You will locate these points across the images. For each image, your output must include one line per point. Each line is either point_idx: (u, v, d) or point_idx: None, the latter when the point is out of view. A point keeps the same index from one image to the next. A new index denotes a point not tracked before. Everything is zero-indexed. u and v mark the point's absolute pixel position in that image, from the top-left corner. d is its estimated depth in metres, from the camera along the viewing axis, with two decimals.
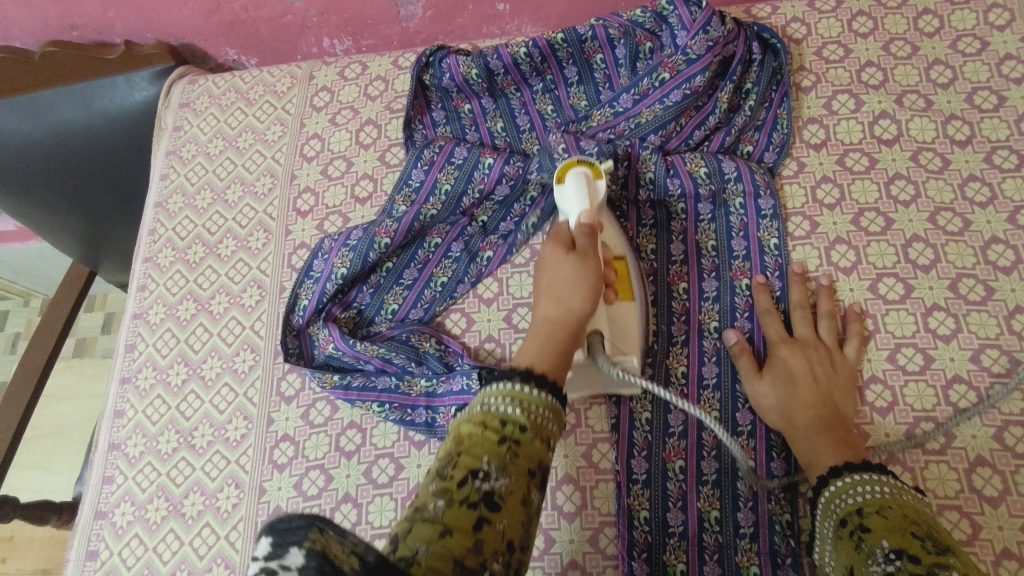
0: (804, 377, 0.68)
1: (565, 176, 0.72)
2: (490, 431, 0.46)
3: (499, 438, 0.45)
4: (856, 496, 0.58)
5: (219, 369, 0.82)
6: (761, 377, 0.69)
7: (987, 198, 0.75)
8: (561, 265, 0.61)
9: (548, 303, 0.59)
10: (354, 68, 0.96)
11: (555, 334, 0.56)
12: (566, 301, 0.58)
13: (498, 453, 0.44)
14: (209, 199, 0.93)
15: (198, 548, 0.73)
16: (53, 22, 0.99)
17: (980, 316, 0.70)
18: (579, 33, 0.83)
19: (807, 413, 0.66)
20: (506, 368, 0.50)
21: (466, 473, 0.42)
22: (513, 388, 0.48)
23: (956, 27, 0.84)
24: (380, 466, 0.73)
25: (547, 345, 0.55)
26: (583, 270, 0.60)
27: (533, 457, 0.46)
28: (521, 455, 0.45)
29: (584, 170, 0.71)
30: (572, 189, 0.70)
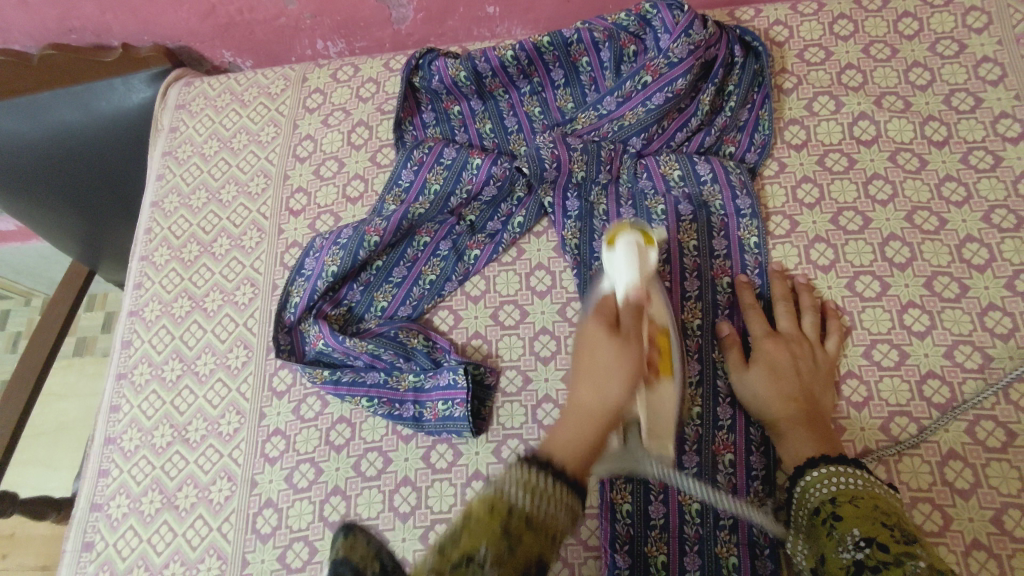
0: (788, 371, 0.69)
1: (615, 240, 0.64)
2: (495, 518, 0.41)
3: (502, 528, 0.41)
4: (828, 486, 0.58)
5: (213, 365, 0.84)
6: (747, 369, 0.71)
7: (963, 197, 0.77)
8: (601, 349, 0.53)
9: (583, 386, 0.52)
10: (346, 71, 0.98)
11: (586, 426, 0.50)
12: (604, 389, 0.51)
13: (496, 538, 0.41)
14: (203, 199, 0.95)
15: (191, 539, 0.75)
16: (53, 25, 1.02)
17: (954, 313, 0.72)
18: (565, 37, 0.85)
19: (789, 408, 0.67)
20: (522, 454, 0.46)
21: (461, 557, 0.40)
22: (526, 474, 0.44)
23: (935, 30, 0.86)
24: (369, 459, 0.75)
25: (578, 440, 0.49)
26: (624, 349, 0.53)
27: (533, 556, 0.42)
28: (523, 543, 0.41)
29: (635, 236, 0.64)
30: (624, 261, 0.62)
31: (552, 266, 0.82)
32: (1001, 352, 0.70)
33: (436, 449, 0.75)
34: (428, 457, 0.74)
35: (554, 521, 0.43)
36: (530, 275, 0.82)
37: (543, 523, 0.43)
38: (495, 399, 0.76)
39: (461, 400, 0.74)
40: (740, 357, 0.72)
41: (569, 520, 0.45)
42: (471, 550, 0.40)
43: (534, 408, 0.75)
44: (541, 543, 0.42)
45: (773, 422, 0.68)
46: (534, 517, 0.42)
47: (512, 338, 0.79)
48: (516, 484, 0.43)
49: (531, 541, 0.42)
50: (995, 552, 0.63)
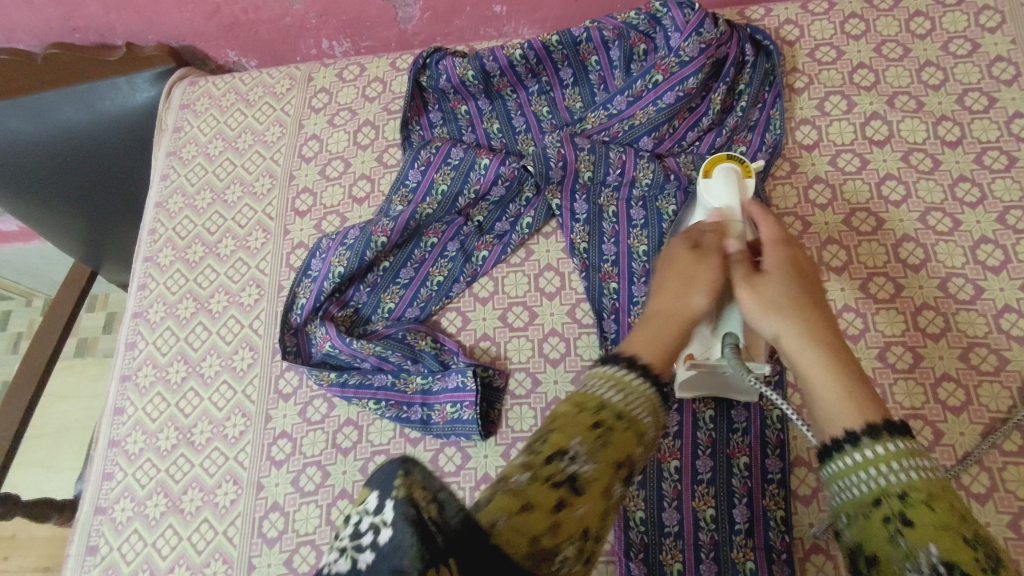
0: (809, 307, 0.54)
1: (712, 169, 0.71)
2: (585, 413, 0.44)
3: (594, 421, 0.43)
4: (884, 471, 0.43)
5: (218, 367, 0.83)
6: (764, 282, 0.56)
7: (976, 198, 0.76)
8: (677, 262, 0.59)
9: (664, 293, 0.57)
10: (352, 70, 0.97)
11: (660, 322, 0.54)
12: (681, 295, 0.56)
13: (591, 435, 0.42)
14: (208, 200, 0.94)
15: (197, 543, 0.74)
16: (56, 24, 1.01)
17: (969, 315, 0.71)
18: (574, 35, 0.84)
19: (819, 339, 0.51)
20: (611, 354, 0.50)
21: (553, 450, 0.41)
22: (614, 373, 0.47)
23: (947, 29, 0.85)
24: (376, 462, 0.74)
25: (653, 337, 0.52)
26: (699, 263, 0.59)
27: (621, 452, 0.42)
28: (616, 441, 0.43)
29: (733, 165, 0.70)
30: (722, 185, 0.68)
31: (561, 267, 0.81)
32: (1017, 355, 0.69)
33: (445, 452, 0.74)
34: (436, 460, 0.74)
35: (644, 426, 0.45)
36: (539, 276, 0.81)
37: (630, 418, 0.44)
38: (504, 402, 0.75)
39: (470, 402, 0.73)
40: (744, 274, 0.57)
41: (657, 425, 0.46)
42: (563, 443, 0.41)
43: (544, 411, 0.74)
44: (634, 446, 0.43)
45: (780, 333, 0.53)
46: (626, 412, 0.44)
47: (520, 340, 0.78)
48: (602, 382, 0.47)
49: (627, 441, 0.43)
50: (1014, 558, 0.62)
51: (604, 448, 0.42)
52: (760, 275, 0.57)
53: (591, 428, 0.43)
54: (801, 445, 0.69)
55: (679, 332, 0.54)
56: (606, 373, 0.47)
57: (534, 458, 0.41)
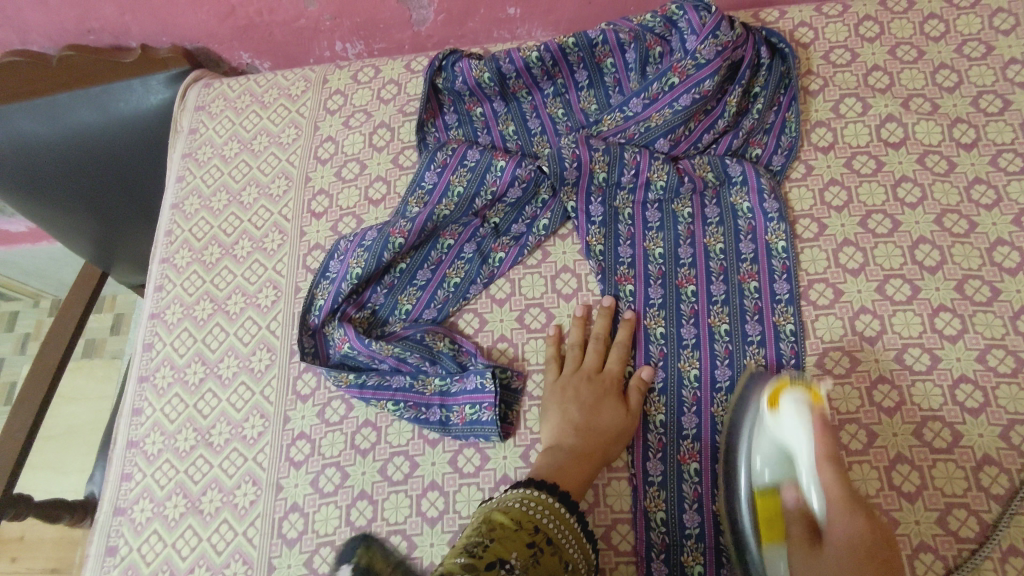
0: (861, 516, 0.55)
1: (778, 398, 0.64)
2: (523, 530, 0.56)
3: (529, 540, 0.56)
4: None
5: (236, 368, 0.83)
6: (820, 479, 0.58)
7: (992, 200, 0.76)
8: (578, 392, 0.72)
9: (562, 420, 0.70)
10: (366, 72, 0.97)
11: (582, 448, 0.68)
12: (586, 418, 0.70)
13: (525, 553, 0.54)
14: (224, 201, 0.94)
15: (217, 544, 0.75)
16: (71, 26, 1.01)
17: (986, 316, 0.71)
18: (590, 37, 0.85)
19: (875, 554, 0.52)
20: (524, 480, 0.63)
21: (494, 557, 0.52)
22: (539, 496, 0.61)
23: (962, 31, 0.85)
24: (395, 463, 0.75)
25: (574, 457, 0.67)
26: (597, 395, 0.72)
27: (551, 567, 0.56)
28: (544, 561, 0.56)
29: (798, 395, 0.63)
30: (795, 425, 0.62)
31: (578, 269, 0.81)
32: None
33: (463, 453, 0.74)
34: (455, 461, 0.74)
35: (569, 554, 0.58)
36: (556, 278, 0.81)
37: (556, 545, 0.58)
38: (522, 403, 0.76)
39: (489, 404, 0.73)
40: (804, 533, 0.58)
41: (579, 550, 0.60)
42: (504, 554, 0.53)
43: None
44: (559, 567, 0.57)
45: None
46: (553, 536, 0.58)
47: (538, 341, 0.79)
48: (533, 503, 0.60)
49: (550, 560, 0.56)
50: None
51: (537, 559, 0.55)
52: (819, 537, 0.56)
53: (526, 546, 0.55)
54: None
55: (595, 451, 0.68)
56: (538, 499, 0.60)
57: (478, 562, 0.51)
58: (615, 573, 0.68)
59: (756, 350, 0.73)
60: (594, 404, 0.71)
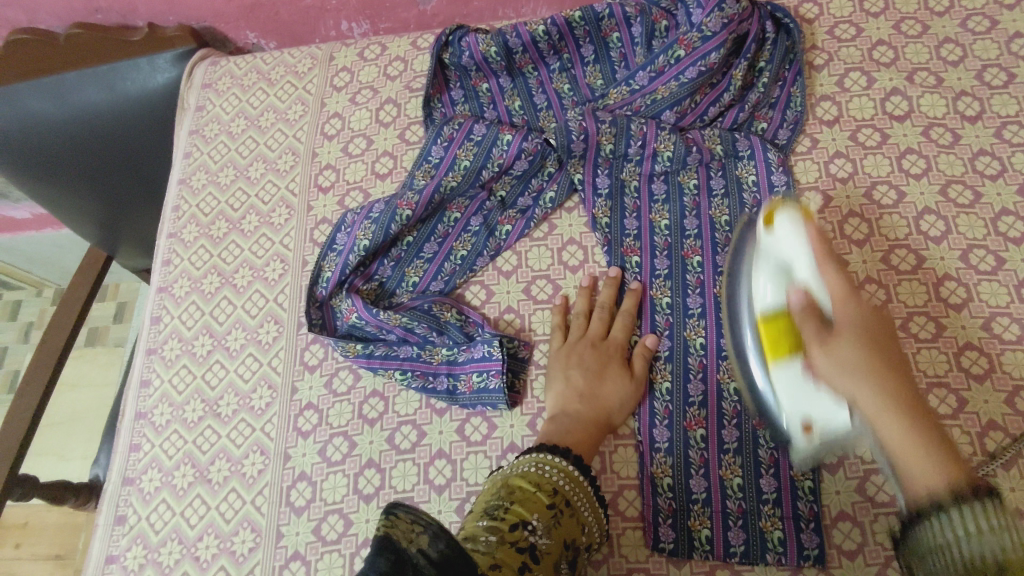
0: (889, 365, 0.51)
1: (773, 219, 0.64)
2: (543, 492, 0.58)
3: (550, 502, 0.57)
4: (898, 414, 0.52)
5: (243, 340, 0.83)
6: (837, 344, 0.52)
7: (997, 171, 0.77)
8: (584, 359, 0.72)
9: (568, 387, 0.71)
10: (373, 49, 0.98)
11: (588, 415, 0.69)
12: (592, 385, 0.70)
13: (547, 515, 0.56)
14: (231, 177, 0.95)
15: (225, 512, 0.75)
16: (78, 5, 1.02)
17: (990, 285, 0.72)
18: (597, 11, 0.85)
19: (902, 409, 0.49)
20: (540, 443, 0.63)
21: (516, 520, 0.54)
22: (559, 462, 0.61)
23: (966, 7, 0.86)
24: (403, 432, 0.75)
25: (580, 424, 0.68)
26: (603, 363, 0.72)
27: (571, 529, 0.57)
28: (564, 523, 0.57)
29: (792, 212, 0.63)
30: (791, 234, 0.61)
31: (584, 241, 0.82)
32: None
33: (471, 422, 0.74)
34: (462, 430, 0.74)
35: (586, 517, 0.59)
36: (562, 250, 0.82)
37: (574, 509, 0.58)
38: (528, 372, 0.76)
39: (497, 371, 0.74)
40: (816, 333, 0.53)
41: (593, 515, 0.61)
42: (526, 516, 0.55)
43: None
44: (578, 529, 0.58)
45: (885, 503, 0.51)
46: (570, 498, 0.59)
47: (545, 312, 0.79)
48: (551, 467, 0.60)
49: (569, 523, 0.57)
50: None
51: (558, 521, 0.56)
52: (833, 331, 0.53)
53: (546, 507, 0.57)
54: None
55: (600, 418, 0.69)
56: (557, 464, 0.61)
57: (501, 524, 0.54)
58: (622, 538, 0.68)
59: None
60: (599, 370, 0.71)
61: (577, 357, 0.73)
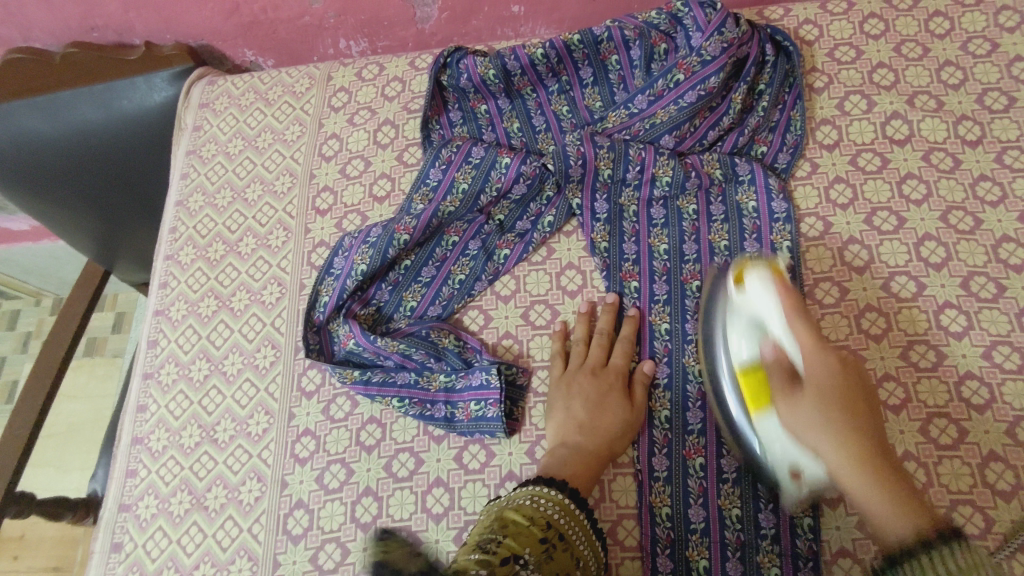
0: (854, 426, 0.56)
1: (744, 276, 0.66)
2: (534, 526, 0.57)
3: (541, 536, 0.56)
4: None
5: (240, 365, 0.83)
6: (798, 404, 0.57)
7: (998, 197, 0.76)
8: (585, 388, 0.72)
9: (569, 416, 0.71)
10: (371, 70, 0.97)
11: (588, 446, 0.68)
12: (594, 415, 0.70)
13: (539, 549, 0.55)
14: (228, 198, 0.95)
15: (221, 540, 0.75)
16: (75, 23, 1.01)
17: (991, 313, 0.71)
18: (595, 34, 0.85)
19: (869, 464, 0.54)
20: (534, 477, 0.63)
21: (508, 554, 0.52)
22: (557, 494, 0.61)
23: (966, 29, 0.85)
24: (400, 460, 0.75)
25: (579, 456, 0.67)
26: (604, 391, 0.71)
27: (563, 565, 0.56)
28: (557, 557, 0.56)
29: (762, 270, 0.65)
30: (760, 294, 0.64)
31: (583, 266, 0.81)
32: None
33: (469, 450, 0.74)
34: (460, 458, 0.74)
35: (580, 551, 0.59)
36: (561, 275, 0.81)
37: (566, 543, 0.58)
38: (527, 399, 0.76)
39: (495, 400, 0.73)
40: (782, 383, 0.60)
41: (585, 548, 0.60)
42: (518, 550, 0.52)
43: None
44: (570, 563, 0.57)
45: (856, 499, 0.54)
46: (564, 532, 0.58)
47: (543, 338, 0.79)
48: (546, 500, 0.60)
49: (562, 556, 0.56)
50: None
51: (550, 556, 0.55)
52: (799, 389, 0.59)
53: (538, 541, 0.55)
54: None
55: (600, 448, 0.69)
56: (552, 497, 0.61)
57: (494, 557, 0.51)
58: (620, 569, 0.67)
59: None
60: (599, 399, 0.71)
61: (578, 385, 0.73)
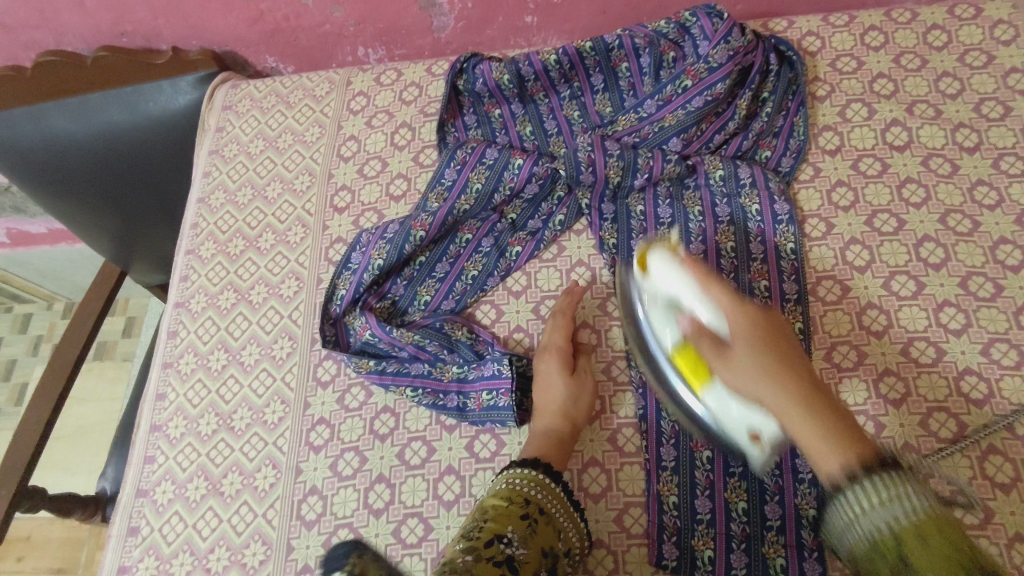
0: (777, 357, 0.51)
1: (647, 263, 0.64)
2: (514, 505, 0.60)
3: (523, 513, 0.59)
4: (878, 518, 0.45)
5: (258, 355, 0.85)
6: (734, 360, 0.51)
7: (995, 201, 0.79)
8: (536, 375, 0.76)
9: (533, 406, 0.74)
10: (389, 75, 1.01)
11: (546, 424, 0.72)
12: (543, 395, 0.73)
13: (521, 526, 0.58)
14: (249, 196, 0.98)
15: (236, 525, 0.76)
16: (105, 28, 1.05)
17: (989, 311, 0.73)
18: (607, 42, 0.88)
19: (805, 403, 0.49)
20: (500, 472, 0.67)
21: (490, 537, 0.56)
22: (531, 473, 0.63)
23: (964, 42, 0.88)
24: (413, 448, 0.77)
25: (542, 437, 0.71)
26: (546, 369, 0.75)
27: (547, 538, 0.59)
28: (540, 531, 0.59)
29: (660, 250, 0.63)
30: (665, 272, 0.61)
31: (593, 263, 0.84)
32: None
33: (479, 439, 0.76)
34: (471, 446, 0.75)
35: (561, 523, 0.62)
36: (571, 271, 0.84)
37: (549, 515, 0.61)
38: None
39: (506, 390, 0.75)
40: (713, 353, 0.53)
41: (569, 517, 0.63)
42: (500, 531, 0.57)
43: None
44: (554, 535, 0.60)
45: (752, 388, 0.51)
46: (544, 507, 0.61)
47: None
48: (521, 479, 0.62)
49: (545, 530, 0.60)
50: None
51: (533, 532, 0.59)
52: (727, 348, 0.52)
53: (520, 519, 0.59)
54: None
55: (558, 419, 0.71)
56: (526, 475, 0.63)
57: (477, 543, 0.55)
58: (627, 555, 0.69)
59: None
60: (543, 379, 0.74)
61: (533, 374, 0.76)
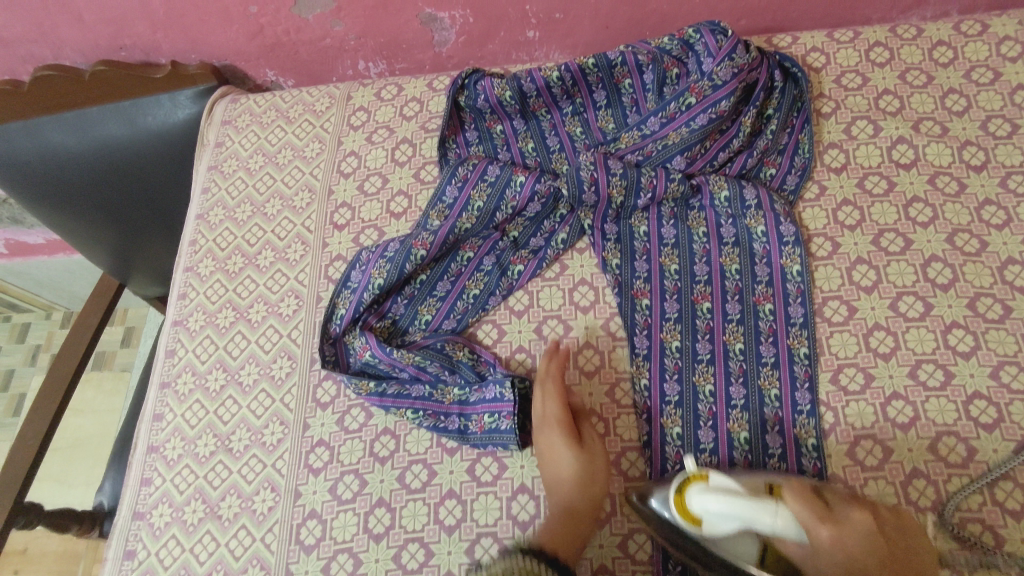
0: (866, 531, 0.58)
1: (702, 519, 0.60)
2: None
3: None
4: None
5: (257, 375, 0.84)
6: (843, 532, 0.57)
7: (1002, 221, 0.78)
8: (542, 447, 0.71)
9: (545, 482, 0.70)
10: (390, 90, 1.00)
11: (560, 504, 0.67)
12: (554, 471, 0.69)
13: None
14: (249, 212, 0.97)
15: (234, 549, 0.75)
16: (104, 42, 1.04)
17: (998, 333, 0.72)
18: (609, 59, 0.87)
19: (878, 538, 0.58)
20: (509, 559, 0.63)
21: None
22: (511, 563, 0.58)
23: (970, 58, 0.88)
24: (413, 471, 0.75)
25: (556, 519, 0.67)
26: (552, 440, 0.71)
27: None
28: None
29: (702, 486, 0.61)
30: (725, 499, 0.59)
31: (595, 283, 0.83)
32: None
33: (481, 462, 0.75)
34: (472, 470, 0.74)
35: None
36: (574, 291, 0.83)
37: None
38: None
39: (508, 413, 0.74)
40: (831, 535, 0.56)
41: None
42: None
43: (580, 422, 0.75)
44: None
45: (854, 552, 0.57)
46: None
47: None
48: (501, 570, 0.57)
49: None
50: None
51: None
52: (829, 525, 0.57)
53: None
54: (836, 463, 0.69)
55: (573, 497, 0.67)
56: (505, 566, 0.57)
57: None
58: None
59: (770, 371, 0.74)
60: (550, 452, 0.70)
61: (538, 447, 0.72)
